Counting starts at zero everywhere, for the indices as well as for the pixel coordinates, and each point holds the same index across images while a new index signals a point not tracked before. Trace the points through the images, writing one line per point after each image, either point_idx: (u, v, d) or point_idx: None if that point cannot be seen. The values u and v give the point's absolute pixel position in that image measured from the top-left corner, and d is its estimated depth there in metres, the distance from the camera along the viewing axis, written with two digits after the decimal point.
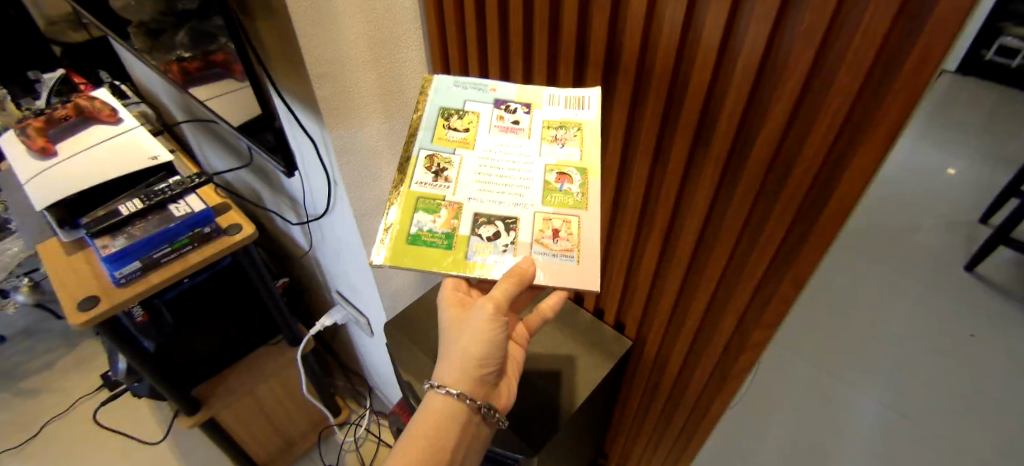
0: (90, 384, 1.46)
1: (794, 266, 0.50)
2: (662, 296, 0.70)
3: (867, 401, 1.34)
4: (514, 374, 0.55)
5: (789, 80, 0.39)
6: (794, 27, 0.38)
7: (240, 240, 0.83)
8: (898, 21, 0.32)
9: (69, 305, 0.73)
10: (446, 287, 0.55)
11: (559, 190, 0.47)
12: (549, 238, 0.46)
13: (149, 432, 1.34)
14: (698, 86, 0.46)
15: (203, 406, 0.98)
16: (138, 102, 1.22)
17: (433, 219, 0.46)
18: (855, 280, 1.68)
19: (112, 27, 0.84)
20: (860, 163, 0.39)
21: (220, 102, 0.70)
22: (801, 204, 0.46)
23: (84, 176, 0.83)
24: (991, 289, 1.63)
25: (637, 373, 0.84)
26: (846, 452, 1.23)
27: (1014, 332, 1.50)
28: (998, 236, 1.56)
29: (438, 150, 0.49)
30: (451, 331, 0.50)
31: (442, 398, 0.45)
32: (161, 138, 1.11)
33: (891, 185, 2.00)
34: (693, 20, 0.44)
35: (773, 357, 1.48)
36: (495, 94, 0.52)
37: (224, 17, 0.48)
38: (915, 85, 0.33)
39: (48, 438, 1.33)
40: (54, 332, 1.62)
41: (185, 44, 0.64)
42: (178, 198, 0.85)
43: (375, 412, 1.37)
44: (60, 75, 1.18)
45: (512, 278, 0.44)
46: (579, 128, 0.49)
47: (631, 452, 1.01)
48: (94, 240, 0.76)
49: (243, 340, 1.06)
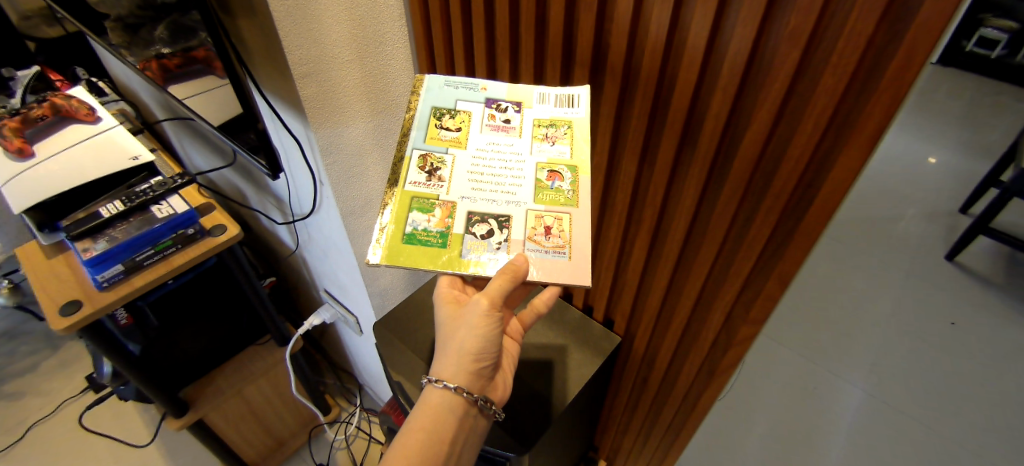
0: (74, 387, 1.44)
1: (781, 263, 0.50)
2: (651, 293, 0.70)
3: (851, 390, 1.36)
4: (509, 367, 0.55)
5: (777, 79, 0.38)
6: (780, 26, 0.37)
7: (225, 242, 0.81)
8: (883, 22, 0.32)
9: (49, 311, 0.71)
10: (441, 285, 0.54)
11: (551, 188, 0.46)
12: (541, 235, 0.45)
13: (136, 434, 1.33)
14: (684, 84, 0.45)
15: (191, 409, 0.97)
16: (116, 100, 1.18)
17: (426, 219, 0.45)
18: (843, 270, 1.70)
19: (88, 23, 0.81)
20: (844, 163, 0.39)
21: (201, 100, 0.68)
22: (787, 204, 0.46)
23: (61, 179, 0.81)
24: (971, 277, 1.66)
25: (627, 368, 0.85)
26: (831, 440, 1.25)
27: (992, 319, 1.53)
28: (977, 226, 1.58)
29: (431, 150, 0.48)
30: (447, 327, 0.49)
31: (440, 392, 0.45)
32: (142, 136, 1.09)
33: (876, 175, 2.01)
34: (682, 19, 0.43)
35: (763, 348, 1.49)
36: (486, 93, 0.50)
37: (201, 12, 0.46)
38: (900, 85, 0.33)
39: (31, 442, 1.31)
40: (36, 334, 1.59)
41: (164, 40, 0.62)
42: (160, 198, 0.83)
43: (365, 409, 1.36)
44: (35, 71, 1.15)
45: (506, 275, 0.43)
46: (569, 126, 0.48)
47: (621, 444, 1.01)
48: (74, 243, 0.74)
49: (231, 340, 1.04)
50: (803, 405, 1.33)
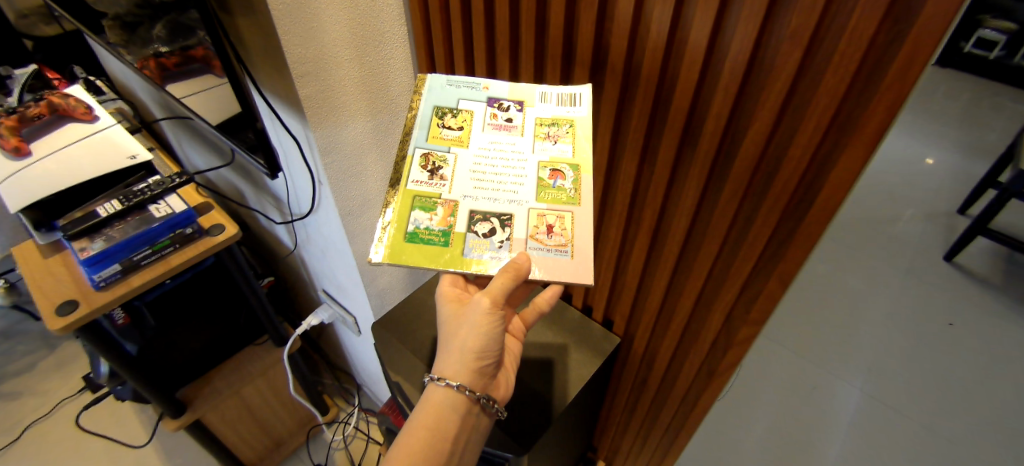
0: (71, 387, 1.43)
1: (781, 263, 0.50)
2: (651, 294, 0.70)
3: (850, 390, 1.36)
4: (511, 366, 0.54)
5: (778, 79, 0.38)
6: (782, 26, 0.37)
7: (223, 241, 0.81)
8: (885, 23, 0.32)
9: (46, 310, 0.70)
10: (443, 283, 0.54)
11: (553, 186, 0.46)
12: (544, 233, 0.45)
13: (133, 434, 1.32)
14: (684, 85, 0.45)
15: (189, 409, 0.96)
16: (114, 99, 1.18)
17: (428, 218, 0.45)
18: (841, 271, 1.70)
19: (85, 22, 0.81)
20: (845, 163, 0.39)
21: (200, 99, 0.68)
22: (787, 204, 0.46)
23: (58, 178, 0.80)
24: (968, 278, 1.66)
25: (626, 368, 0.84)
26: (830, 440, 1.25)
27: (990, 320, 1.54)
28: (976, 228, 1.59)
29: (433, 149, 0.48)
30: (449, 325, 0.49)
31: (442, 390, 0.44)
32: (140, 135, 1.08)
33: (875, 176, 2.02)
34: (683, 20, 0.43)
35: (762, 348, 1.49)
36: (488, 93, 0.50)
37: (200, 10, 0.46)
38: (901, 86, 0.33)
39: (27, 443, 1.30)
40: (33, 334, 1.58)
41: (162, 38, 0.61)
42: (158, 198, 0.82)
43: (364, 409, 1.36)
44: (33, 70, 1.14)
45: (508, 273, 0.43)
46: (571, 125, 0.48)
47: (620, 445, 1.01)
48: (71, 243, 0.74)
49: (229, 340, 1.04)
50: (802, 406, 1.33)
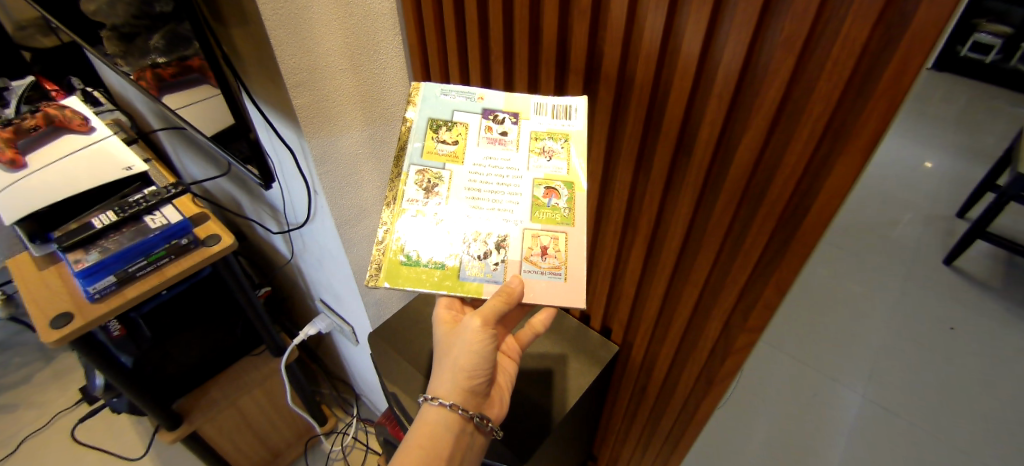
0: (67, 399, 1.43)
1: (778, 270, 0.49)
2: (647, 303, 0.69)
3: (851, 396, 1.35)
4: (505, 385, 0.54)
5: (771, 88, 0.38)
6: (776, 33, 0.37)
7: (218, 251, 0.80)
8: (877, 29, 0.32)
9: (41, 323, 0.70)
10: (440, 305, 0.54)
11: (547, 206, 0.46)
12: (538, 256, 0.46)
13: (129, 446, 1.31)
14: (678, 93, 0.45)
15: (185, 420, 0.96)
16: (111, 110, 1.18)
17: (424, 244, 0.45)
18: (841, 275, 1.70)
19: (84, 34, 0.81)
20: (841, 169, 0.38)
21: (197, 110, 0.68)
22: (782, 213, 0.46)
23: (53, 190, 0.80)
24: (968, 280, 1.66)
25: (625, 377, 0.84)
26: (831, 447, 1.24)
27: (991, 324, 1.53)
28: (975, 231, 1.58)
29: (427, 166, 0.47)
30: (442, 344, 0.49)
31: (435, 410, 0.44)
32: (136, 146, 1.08)
33: (872, 180, 2.02)
34: (674, 29, 0.44)
35: (762, 354, 1.49)
36: (483, 103, 0.49)
37: (192, 22, 0.46)
38: (894, 91, 0.32)
39: (20, 456, 1.29)
40: (30, 346, 1.58)
41: (159, 49, 0.61)
42: (153, 209, 0.82)
43: (362, 419, 1.35)
44: (30, 81, 1.14)
45: (500, 297, 0.44)
46: (567, 140, 0.48)
47: (620, 454, 1.00)
48: (66, 255, 0.74)
49: (225, 351, 1.03)
50: (803, 412, 1.32)
